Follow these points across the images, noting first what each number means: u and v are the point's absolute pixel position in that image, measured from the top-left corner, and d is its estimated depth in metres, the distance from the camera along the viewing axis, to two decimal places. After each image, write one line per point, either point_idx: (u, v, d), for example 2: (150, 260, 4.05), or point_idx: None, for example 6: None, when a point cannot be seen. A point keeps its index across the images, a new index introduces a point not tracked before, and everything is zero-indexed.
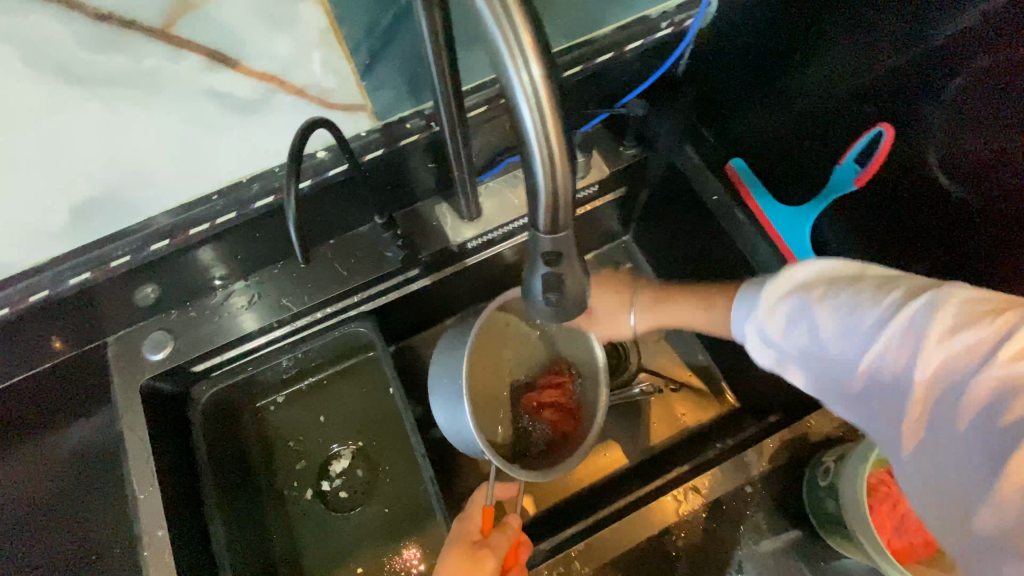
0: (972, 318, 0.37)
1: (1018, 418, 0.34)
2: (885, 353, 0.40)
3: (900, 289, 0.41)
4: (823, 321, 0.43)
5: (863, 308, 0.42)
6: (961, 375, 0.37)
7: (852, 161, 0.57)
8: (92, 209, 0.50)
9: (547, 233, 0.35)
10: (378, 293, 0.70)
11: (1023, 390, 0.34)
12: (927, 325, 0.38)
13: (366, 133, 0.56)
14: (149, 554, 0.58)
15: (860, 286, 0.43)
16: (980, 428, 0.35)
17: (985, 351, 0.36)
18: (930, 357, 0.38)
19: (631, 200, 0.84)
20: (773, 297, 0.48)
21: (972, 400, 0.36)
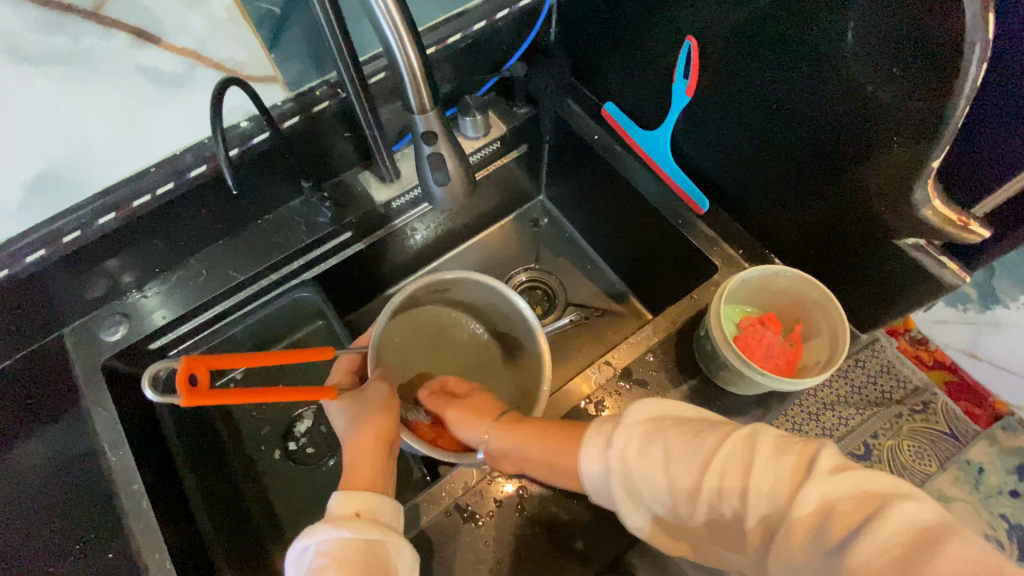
0: (783, 449, 0.45)
1: (842, 529, 0.39)
2: (725, 479, 0.46)
3: (725, 428, 0.49)
4: (675, 451, 0.49)
5: (710, 444, 0.48)
6: (787, 494, 0.42)
7: (681, 78, 0.71)
8: (45, 185, 0.60)
9: (421, 113, 0.46)
10: (318, 257, 0.78)
11: (850, 497, 0.40)
12: (755, 452, 0.45)
13: (282, 103, 0.67)
14: (128, 505, 0.63)
15: (708, 427, 0.50)
16: (828, 546, 0.39)
17: (792, 465, 0.44)
18: (754, 480, 0.44)
19: (534, 157, 0.96)
20: (627, 431, 0.51)
21: (807, 513, 0.41)
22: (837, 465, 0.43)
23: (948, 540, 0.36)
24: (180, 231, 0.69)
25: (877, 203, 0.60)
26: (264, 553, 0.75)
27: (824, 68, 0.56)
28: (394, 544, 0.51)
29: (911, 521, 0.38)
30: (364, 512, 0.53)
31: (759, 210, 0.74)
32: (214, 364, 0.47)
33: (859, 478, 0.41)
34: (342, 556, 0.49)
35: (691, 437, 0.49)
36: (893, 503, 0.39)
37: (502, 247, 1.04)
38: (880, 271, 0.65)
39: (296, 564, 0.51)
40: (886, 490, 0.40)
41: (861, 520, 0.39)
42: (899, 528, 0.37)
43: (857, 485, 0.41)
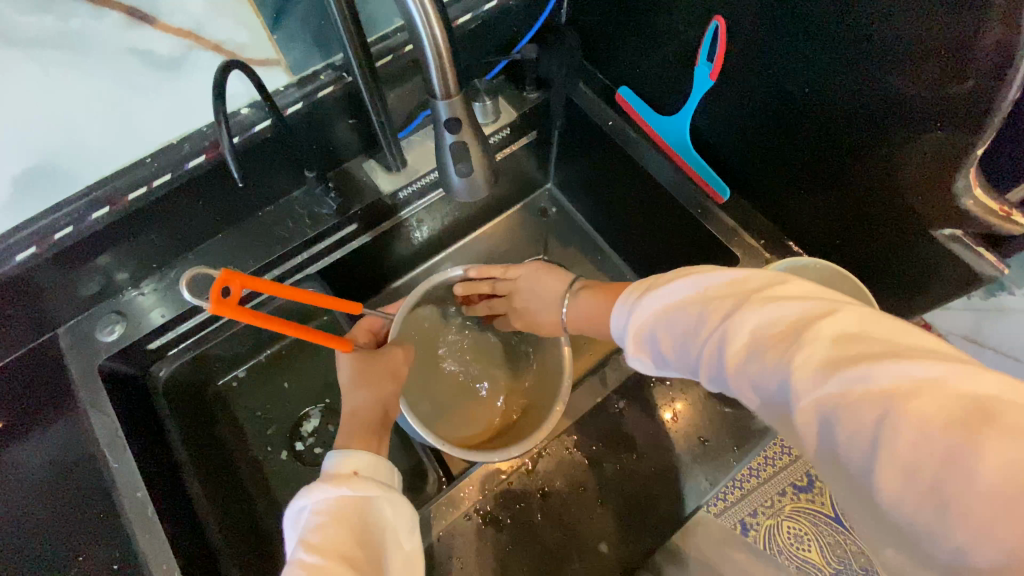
0: (767, 335, 0.38)
1: (845, 442, 0.32)
2: (716, 373, 0.42)
3: (733, 296, 0.43)
4: (672, 352, 0.46)
5: (696, 336, 0.44)
6: (787, 380, 0.36)
7: (704, 61, 0.68)
8: (33, 177, 0.57)
9: (445, 99, 0.43)
10: (323, 251, 0.74)
11: (842, 404, 0.33)
12: (735, 347, 0.40)
13: (285, 88, 0.63)
14: (132, 513, 0.60)
15: (694, 316, 0.44)
16: (835, 461, 0.33)
17: (792, 343, 0.36)
18: (753, 367, 0.38)
19: (543, 144, 0.93)
20: (632, 338, 0.50)
21: (803, 430, 0.35)
22: (844, 334, 0.35)
23: (975, 443, 0.28)
24: (177, 225, 0.66)
25: (910, 193, 0.58)
26: (275, 556, 0.73)
27: (860, 47, 0.52)
28: (391, 503, 0.50)
29: (926, 426, 0.30)
30: (361, 470, 0.51)
31: (782, 198, 0.71)
32: (252, 283, 0.48)
33: (856, 375, 0.32)
34: (340, 514, 0.47)
35: (695, 325, 0.44)
36: (899, 409, 0.30)
37: (510, 238, 1.01)
38: (910, 261, 0.63)
39: (291, 524, 0.48)
40: (892, 383, 0.31)
41: (879, 404, 0.31)
42: (913, 439, 0.30)
43: (851, 388, 0.32)
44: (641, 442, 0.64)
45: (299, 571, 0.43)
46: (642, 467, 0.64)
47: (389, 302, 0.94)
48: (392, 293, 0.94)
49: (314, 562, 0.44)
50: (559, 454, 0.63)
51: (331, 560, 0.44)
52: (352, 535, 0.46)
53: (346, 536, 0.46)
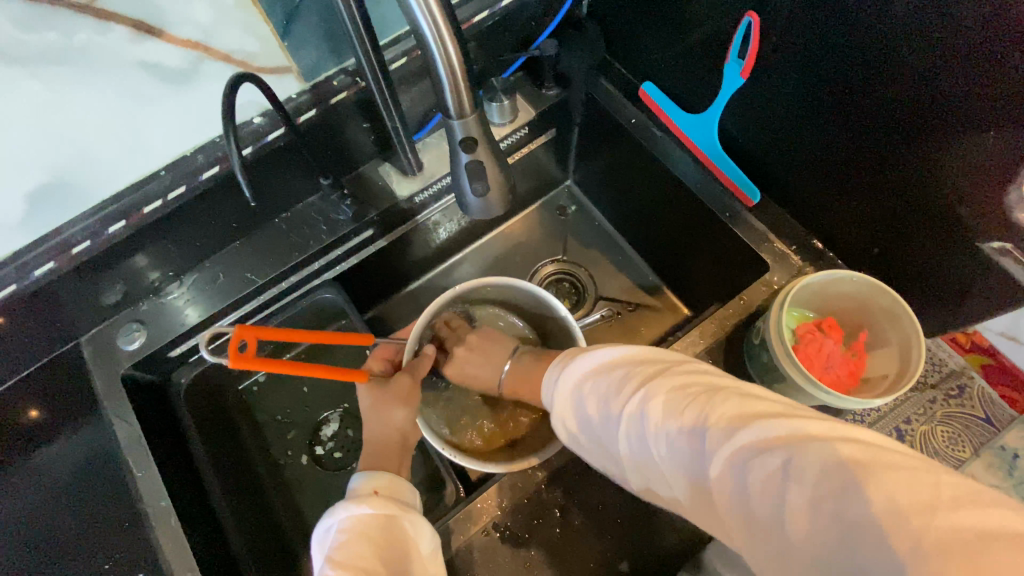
0: (681, 402, 0.38)
1: (757, 491, 0.31)
2: (633, 446, 0.40)
3: (643, 370, 0.42)
4: (595, 417, 0.43)
5: (612, 410, 0.41)
6: (704, 444, 0.35)
7: (735, 59, 0.64)
8: (48, 194, 0.57)
9: (460, 119, 0.41)
10: (340, 257, 0.73)
11: (751, 456, 0.32)
12: (656, 413, 0.38)
13: (297, 96, 0.62)
14: (156, 522, 0.61)
15: (616, 376, 0.43)
16: (749, 515, 0.32)
17: (695, 414, 0.36)
18: (672, 434, 0.37)
19: (562, 141, 0.90)
20: (561, 403, 0.47)
21: (719, 488, 0.34)
22: (740, 412, 0.35)
23: (864, 482, 0.28)
24: (194, 234, 0.66)
25: (955, 200, 0.54)
26: (296, 560, 0.73)
27: (905, 47, 0.49)
28: (412, 519, 0.50)
29: (823, 475, 0.29)
30: (381, 489, 0.52)
31: (816, 202, 0.68)
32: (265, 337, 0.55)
33: (762, 428, 0.33)
34: (363, 530, 0.47)
35: (617, 396, 0.42)
36: (801, 453, 0.31)
37: (527, 237, 0.99)
38: (951, 271, 0.59)
39: (317, 545, 0.48)
40: (797, 435, 0.32)
41: (773, 463, 0.31)
42: (814, 490, 0.29)
43: (764, 436, 0.32)
44: None
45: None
46: None
47: (405, 304, 0.93)
48: (408, 295, 0.93)
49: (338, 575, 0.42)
50: (578, 473, 0.62)
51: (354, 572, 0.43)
52: (373, 548, 0.45)
53: (367, 550, 0.45)
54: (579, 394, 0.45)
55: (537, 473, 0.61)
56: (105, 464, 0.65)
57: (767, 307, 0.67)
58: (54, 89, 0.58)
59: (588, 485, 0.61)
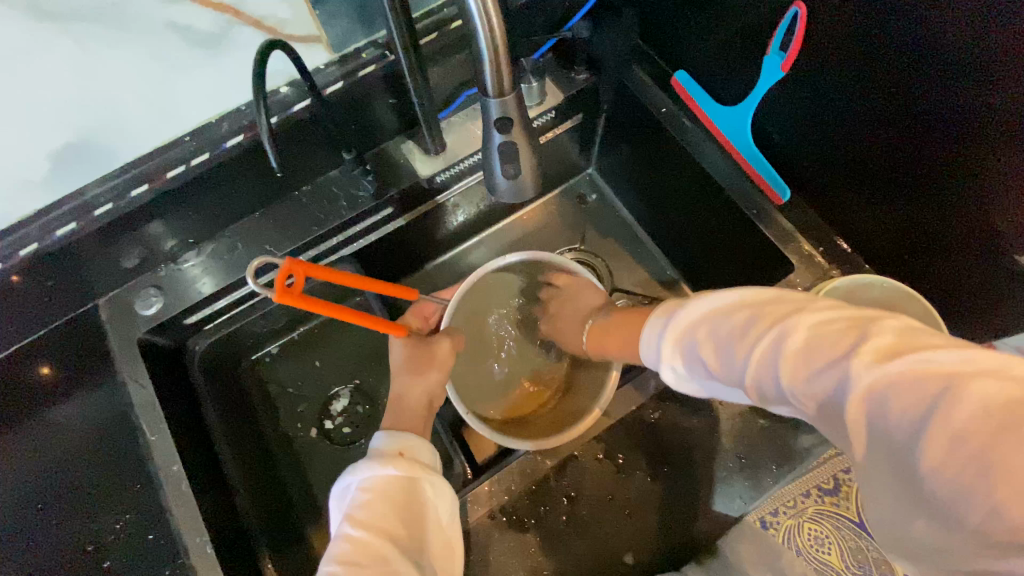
0: (823, 336, 0.37)
1: (896, 422, 0.32)
2: (761, 383, 0.40)
3: (767, 311, 0.41)
4: (711, 358, 0.43)
5: (739, 344, 0.41)
6: (845, 386, 0.34)
7: (777, 51, 0.61)
8: (75, 155, 0.60)
9: (497, 98, 0.40)
10: (357, 234, 0.72)
11: (895, 389, 0.32)
12: (787, 355, 0.38)
13: (325, 67, 0.62)
14: (168, 485, 0.62)
15: (734, 321, 0.43)
16: (886, 448, 0.33)
17: (837, 357, 0.35)
18: (805, 374, 0.36)
19: (589, 127, 0.88)
20: (669, 347, 0.48)
21: (857, 425, 0.34)
22: (885, 349, 0.34)
23: None
24: (215, 202, 0.65)
25: (996, 207, 0.52)
26: (301, 531, 0.74)
27: (954, 48, 0.47)
28: (433, 480, 0.51)
29: (982, 412, 0.29)
30: (405, 450, 0.53)
31: (847, 203, 0.66)
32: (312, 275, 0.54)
33: (912, 360, 0.32)
34: (385, 492, 0.49)
35: (743, 336, 0.41)
36: (956, 391, 0.30)
37: (546, 224, 0.98)
38: (982, 281, 0.58)
39: (340, 498, 0.51)
40: (954, 368, 0.31)
41: (922, 409, 0.31)
42: (954, 431, 0.30)
43: (909, 369, 0.32)
44: (675, 455, 0.62)
45: (345, 546, 0.46)
46: (675, 480, 0.62)
47: (420, 284, 0.92)
48: (423, 276, 0.93)
49: (360, 535, 0.46)
50: (587, 462, 0.62)
51: (372, 534, 0.46)
52: (396, 512, 0.48)
53: (389, 512, 0.47)
54: (690, 336, 0.46)
55: (547, 460, 0.61)
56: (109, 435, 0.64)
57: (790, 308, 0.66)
58: (84, 47, 0.64)
59: (599, 476, 0.62)
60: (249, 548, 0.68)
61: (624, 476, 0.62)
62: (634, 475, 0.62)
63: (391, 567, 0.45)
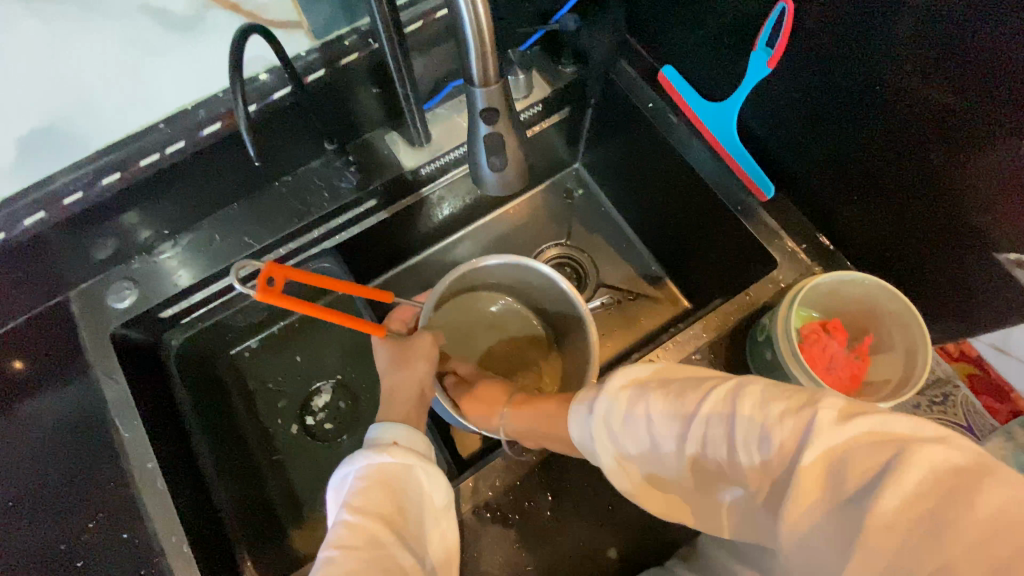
0: (778, 396, 0.35)
1: (852, 487, 0.30)
2: (711, 439, 0.37)
3: (717, 377, 0.39)
4: (658, 411, 0.40)
5: (692, 397, 0.39)
6: (802, 444, 0.32)
7: (764, 47, 0.61)
8: (48, 141, 0.58)
9: (484, 88, 0.39)
10: (340, 227, 0.71)
11: (855, 449, 0.31)
12: (743, 412, 0.36)
13: (306, 55, 0.61)
14: (143, 484, 0.60)
15: (688, 381, 0.41)
16: (839, 516, 0.31)
17: (791, 413, 0.34)
18: (759, 431, 0.34)
19: (575, 121, 0.87)
20: (609, 397, 0.44)
21: (809, 486, 0.32)
22: (840, 411, 0.33)
23: (982, 487, 0.28)
24: (192, 192, 0.63)
25: (975, 204, 0.53)
26: (283, 529, 0.73)
27: (940, 46, 0.47)
28: (428, 469, 0.51)
29: (933, 476, 0.29)
30: (403, 440, 0.52)
31: (829, 201, 0.67)
32: (292, 277, 0.53)
33: (866, 423, 0.32)
34: (380, 480, 0.48)
35: (700, 392, 0.39)
36: (911, 453, 0.30)
37: (531, 219, 0.97)
38: (958, 277, 0.59)
39: (336, 489, 0.50)
40: (904, 433, 0.31)
41: (880, 471, 0.30)
42: (906, 497, 0.29)
43: (863, 432, 0.31)
44: None
45: (343, 531, 0.45)
46: None
47: (404, 278, 0.91)
48: (407, 270, 0.92)
49: (355, 521, 0.46)
50: (572, 457, 0.62)
51: (370, 519, 0.46)
52: (391, 500, 0.47)
53: (384, 501, 0.47)
54: (640, 391, 0.43)
55: (531, 455, 0.60)
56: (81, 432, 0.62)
57: (774, 305, 0.66)
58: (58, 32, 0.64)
59: (584, 471, 0.61)
60: (228, 547, 0.67)
61: (609, 471, 0.62)
62: None
63: (388, 551, 0.45)
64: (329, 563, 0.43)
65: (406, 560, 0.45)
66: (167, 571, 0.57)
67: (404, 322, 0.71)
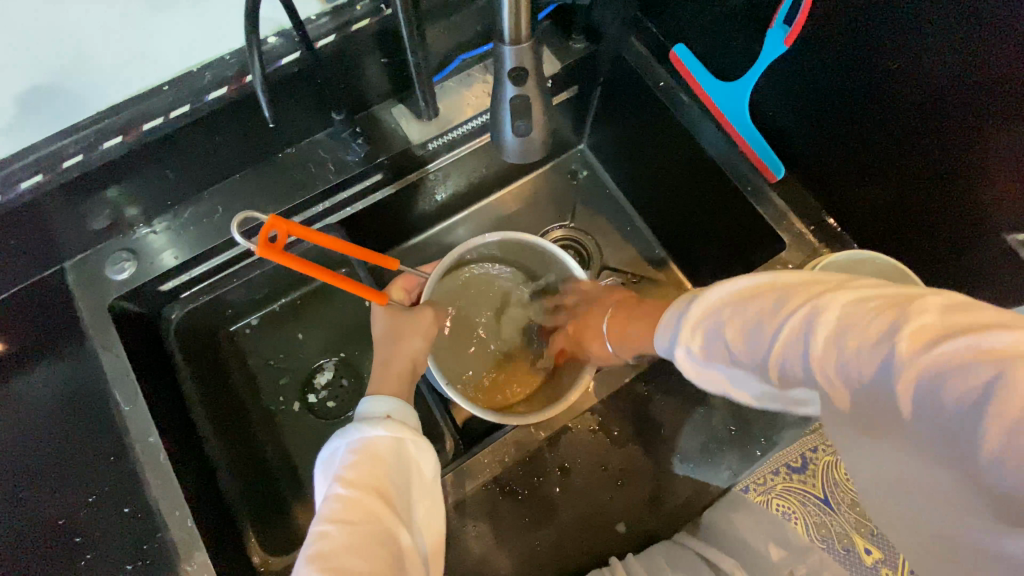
0: (859, 311, 0.33)
1: (956, 408, 0.29)
2: (790, 363, 0.36)
3: (796, 287, 0.37)
4: (730, 341, 0.40)
5: (763, 320, 0.38)
6: (887, 368, 0.31)
7: (781, 25, 0.61)
8: (47, 102, 0.57)
9: (513, 46, 0.40)
10: (346, 201, 0.70)
11: (951, 374, 0.29)
12: (821, 335, 0.34)
13: (317, 17, 0.59)
14: (146, 457, 0.59)
15: (760, 298, 0.39)
16: (938, 431, 0.31)
17: (877, 338, 0.32)
18: (838, 358, 0.33)
19: (583, 100, 0.86)
20: (687, 328, 0.44)
21: (902, 409, 0.32)
22: (927, 330, 0.31)
23: None
24: (195, 160, 0.61)
25: (985, 187, 0.54)
26: (285, 507, 0.72)
27: (959, 25, 0.47)
28: (418, 443, 0.50)
29: None
30: (395, 414, 0.51)
31: (838, 183, 0.67)
32: (297, 232, 0.52)
33: (966, 342, 0.29)
34: (373, 453, 0.47)
35: (773, 319, 0.37)
36: (1022, 369, 0.27)
37: (536, 201, 0.96)
38: (964, 259, 0.60)
39: (325, 463, 0.48)
40: (1022, 346, 0.28)
41: (984, 393, 0.28)
42: None
43: (960, 354, 0.29)
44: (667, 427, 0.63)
45: (335, 506, 0.44)
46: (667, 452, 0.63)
47: (407, 258, 0.90)
48: (409, 249, 0.91)
49: (348, 496, 0.44)
50: (581, 433, 0.62)
51: (364, 495, 0.44)
52: (384, 473, 0.46)
53: (376, 473, 0.46)
54: (708, 325, 0.42)
55: (540, 433, 0.60)
56: (77, 406, 0.60)
57: None
58: None
59: (593, 447, 0.62)
60: (230, 523, 0.66)
61: (618, 449, 0.62)
62: (627, 447, 0.62)
63: (382, 525, 0.44)
64: (324, 538, 0.42)
65: (399, 536, 0.45)
66: (171, 544, 0.57)
67: (406, 292, 0.69)
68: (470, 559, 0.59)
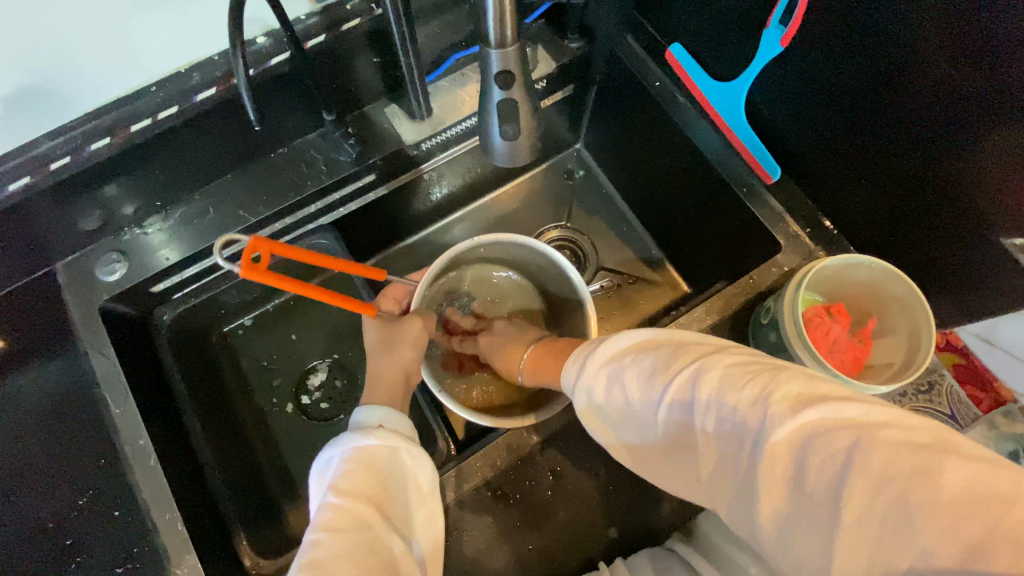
0: (742, 373, 0.38)
1: (817, 468, 0.33)
2: (678, 412, 0.40)
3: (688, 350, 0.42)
4: (631, 386, 0.43)
5: (660, 374, 0.41)
6: (759, 425, 0.35)
7: (776, 25, 0.60)
8: (35, 103, 0.57)
9: (501, 49, 0.39)
10: (338, 202, 0.69)
11: (817, 434, 0.34)
12: (708, 390, 0.38)
13: (306, 17, 0.58)
14: (135, 460, 0.57)
15: (662, 354, 0.43)
16: (799, 490, 0.34)
17: (749, 396, 0.36)
18: (716, 409, 0.38)
19: (579, 100, 0.86)
20: (592, 368, 0.46)
21: (772, 460, 0.35)
22: (797, 396, 0.35)
23: (943, 466, 0.31)
24: (185, 161, 0.61)
25: (981, 191, 0.53)
26: (278, 509, 0.72)
27: (957, 26, 0.46)
28: (411, 452, 0.50)
29: (894, 458, 0.32)
30: (387, 424, 0.51)
31: (835, 185, 0.67)
32: (278, 252, 0.51)
33: (825, 409, 0.34)
34: (365, 462, 0.47)
35: (672, 373, 0.41)
36: (869, 436, 0.33)
37: (532, 201, 0.96)
38: (960, 262, 0.60)
39: (319, 475, 0.48)
40: (864, 417, 0.34)
41: (840, 453, 0.33)
42: (883, 463, 0.32)
43: (828, 420, 0.34)
44: None
45: (328, 514, 0.44)
46: None
47: (402, 259, 0.90)
48: (404, 250, 0.90)
49: (341, 504, 0.44)
50: (574, 437, 0.62)
51: (357, 502, 0.44)
52: (378, 480, 0.46)
53: (369, 482, 0.46)
54: (613, 371, 0.45)
55: (532, 436, 0.60)
56: (68, 409, 0.60)
57: (776, 289, 0.66)
58: None
59: (585, 451, 0.62)
60: (222, 525, 0.66)
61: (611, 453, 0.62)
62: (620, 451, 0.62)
63: (375, 532, 0.43)
64: (316, 546, 0.41)
65: (393, 544, 0.44)
66: (161, 551, 0.55)
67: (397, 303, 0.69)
68: (461, 563, 0.58)
